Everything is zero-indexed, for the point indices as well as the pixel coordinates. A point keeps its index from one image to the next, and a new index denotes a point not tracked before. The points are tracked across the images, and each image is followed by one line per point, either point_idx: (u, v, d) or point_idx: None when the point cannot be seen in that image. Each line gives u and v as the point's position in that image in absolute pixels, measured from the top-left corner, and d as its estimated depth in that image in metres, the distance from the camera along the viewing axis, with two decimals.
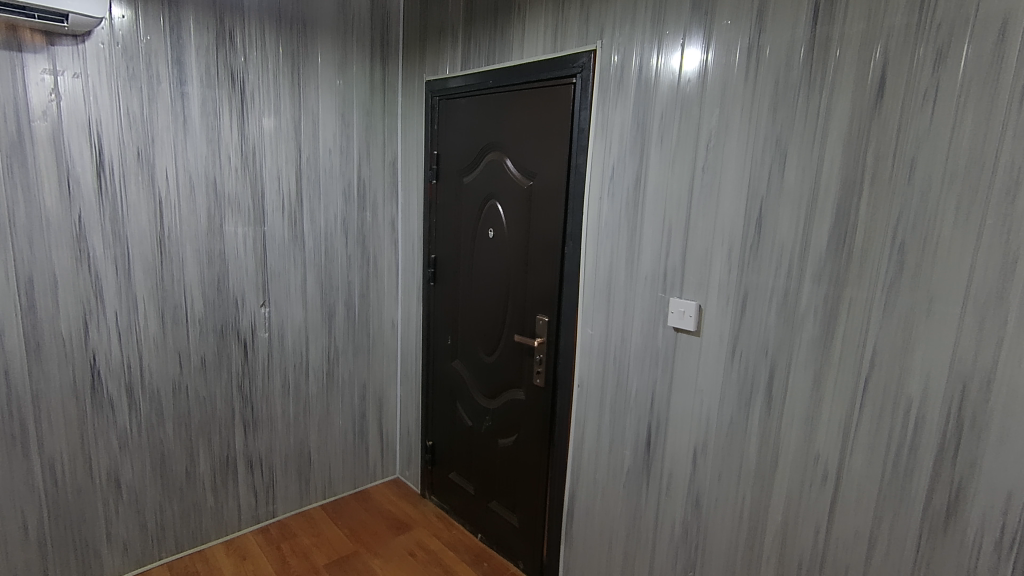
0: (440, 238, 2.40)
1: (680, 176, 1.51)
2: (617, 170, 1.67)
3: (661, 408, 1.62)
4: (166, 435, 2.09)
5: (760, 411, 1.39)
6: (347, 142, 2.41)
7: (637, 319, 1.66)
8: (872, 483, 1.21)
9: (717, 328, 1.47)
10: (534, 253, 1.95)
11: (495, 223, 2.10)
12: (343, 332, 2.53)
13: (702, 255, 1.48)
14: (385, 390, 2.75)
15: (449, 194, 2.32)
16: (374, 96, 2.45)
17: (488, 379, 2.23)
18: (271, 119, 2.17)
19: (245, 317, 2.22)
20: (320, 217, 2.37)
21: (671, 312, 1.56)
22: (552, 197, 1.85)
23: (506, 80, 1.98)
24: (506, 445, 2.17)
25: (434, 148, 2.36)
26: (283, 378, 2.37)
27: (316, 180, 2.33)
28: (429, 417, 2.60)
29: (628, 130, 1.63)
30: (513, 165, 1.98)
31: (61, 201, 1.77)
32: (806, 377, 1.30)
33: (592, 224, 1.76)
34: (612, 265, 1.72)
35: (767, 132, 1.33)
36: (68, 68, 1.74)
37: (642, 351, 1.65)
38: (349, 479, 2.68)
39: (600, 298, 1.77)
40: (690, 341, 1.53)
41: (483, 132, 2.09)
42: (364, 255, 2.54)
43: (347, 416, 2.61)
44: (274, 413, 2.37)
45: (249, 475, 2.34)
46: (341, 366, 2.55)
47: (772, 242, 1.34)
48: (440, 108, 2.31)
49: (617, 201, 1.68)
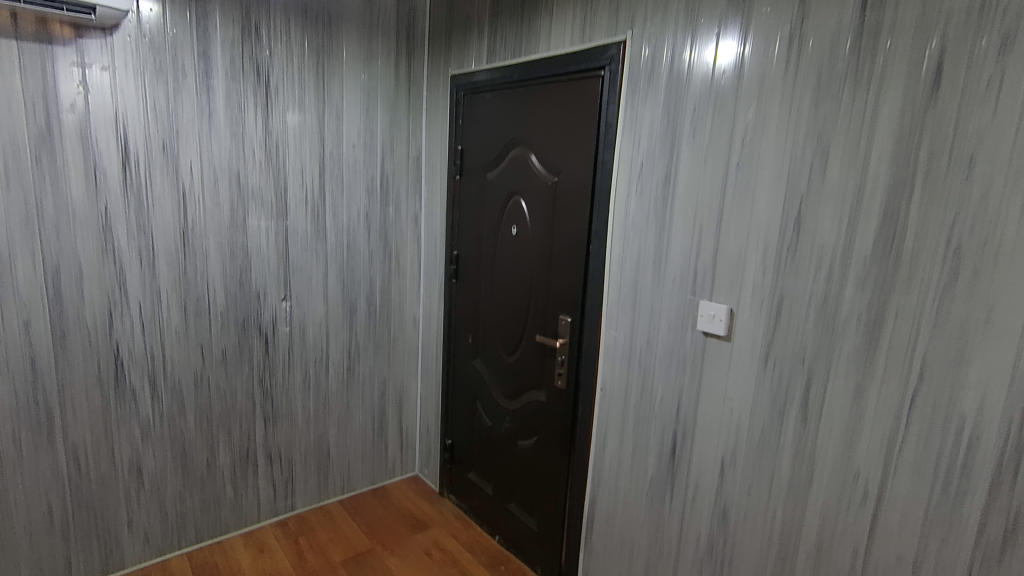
0: (463, 235, 2.36)
1: (713, 173, 1.44)
2: (646, 166, 1.60)
3: (688, 415, 1.54)
4: (188, 426, 2.10)
5: (795, 424, 1.31)
6: (372, 136, 2.38)
7: (664, 322, 1.59)
8: (917, 504, 1.12)
9: (749, 334, 1.39)
10: (556, 252, 1.89)
11: (518, 220, 2.05)
12: (364, 327, 2.51)
13: (735, 256, 1.40)
14: (406, 387, 2.72)
15: (472, 190, 2.27)
16: (399, 89, 2.42)
17: (509, 380, 2.18)
18: (296, 114, 2.16)
19: (266, 311, 2.21)
20: (343, 212, 2.35)
21: (701, 315, 1.48)
22: (577, 194, 1.79)
23: (533, 73, 1.92)
24: (526, 447, 2.12)
25: (458, 143, 2.32)
26: (303, 372, 2.36)
27: (339, 174, 2.31)
28: (448, 415, 2.56)
29: (658, 124, 1.56)
30: (538, 161, 1.93)
31: (87, 192, 1.79)
32: (846, 388, 1.22)
33: (618, 221, 1.69)
34: (639, 265, 1.65)
35: (808, 127, 1.24)
36: (96, 61, 1.75)
37: (668, 356, 1.58)
38: (367, 476, 2.66)
39: (626, 300, 1.70)
40: (720, 347, 1.45)
41: (508, 126, 2.05)
42: (386, 250, 2.51)
43: (367, 412, 2.59)
44: (294, 407, 2.36)
45: (268, 469, 2.34)
46: (362, 362, 2.53)
47: (811, 244, 1.26)
48: (465, 103, 2.26)
49: (645, 198, 1.61)
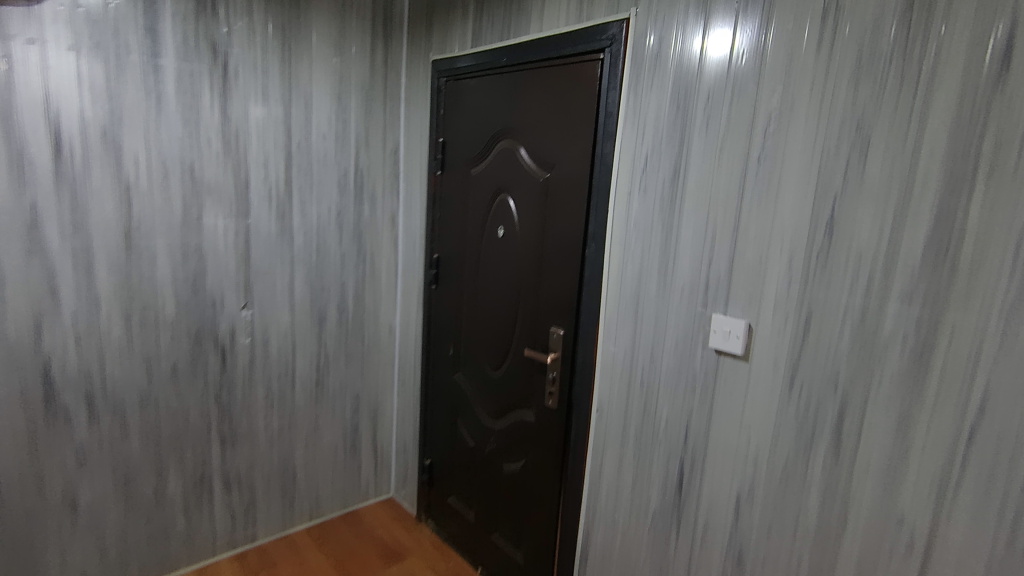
0: (444, 236, 2.16)
1: (729, 168, 1.26)
2: (651, 161, 1.42)
3: (697, 444, 1.36)
4: (132, 451, 1.87)
5: (826, 459, 1.13)
6: (344, 128, 2.16)
7: (669, 337, 1.41)
8: (975, 559, 0.96)
9: (770, 352, 1.21)
10: (548, 257, 1.70)
11: (505, 220, 1.86)
12: (335, 337, 2.29)
13: (754, 263, 1.23)
14: (381, 401, 2.50)
15: (455, 187, 2.08)
16: (376, 76, 2.21)
17: (494, 396, 1.98)
18: (258, 102, 1.94)
19: (223, 320, 1.99)
20: (312, 210, 2.13)
21: (713, 330, 1.30)
22: (572, 191, 1.61)
23: (523, 57, 1.73)
24: (513, 470, 1.93)
25: (439, 135, 2.12)
26: (266, 387, 2.14)
27: (308, 169, 2.09)
28: (426, 432, 2.36)
29: (665, 113, 1.38)
30: (528, 154, 1.74)
31: (10, 185, 1.55)
32: (887, 420, 1.04)
33: (618, 223, 1.51)
34: (641, 273, 1.47)
35: (845, 114, 1.08)
36: (21, 33, 1.52)
37: (674, 375, 1.40)
38: (338, 499, 2.44)
39: (627, 311, 1.51)
40: (736, 366, 1.27)
41: (495, 116, 1.86)
42: (360, 253, 2.29)
43: (337, 430, 2.38)
44: (255, 426, 2.14)
45: (225, 495, 2.11)
46: (332, 375, 2.31)
47: (847, 250, 1.08)
48: (448, 91, 2.07)
49: (650, 196, 1.43)
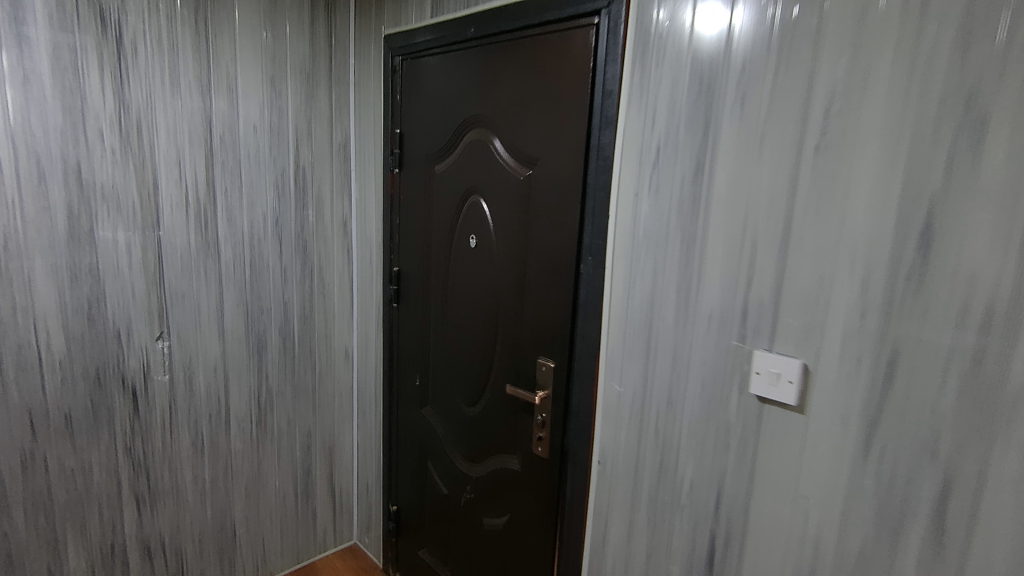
0: (404, 246, 1.81)
1: (774, 162, 0.96)
2: (665, 153, 1.11)
3: (734, 515, 1.06)
4: (14, 525, 1.49)
5: (921, 551, 0.84)
6: (281, 118, 1.79)
7: (693, 377, 1.11)
8: None
9: (836, 406, 0.92)
10: (532, 273, 1.38)
11: (477, 227, 1.53)
12: (279, 367, 1.93)
13: (811, 288, 0.93)
14: (338, 437, 2.15)
15: (416, 187, 1.73)
16: (317, 56, 1.84)
17: (470, 437, 1.66)
18: (166, 84, 1.55)
19: (131, 355, 1.61)
20: (243, 217, 1.76)
21: (755, 374, 1.00)
22: (561, 191, 1.29)
23: (496, 26, 1.40)
24: (494, 527, 1.61)
25: (395, 126, 1.77)
26: (193, 432, 1.76)
27: (236, 168, 1.72)
28: (391, 474, 2.02)
29: (684, 91, 1.07)
30: (504, 147, 1.42)
31: None
32: (1016, 508, 0.76)
33: (622, 232, 1.20)
34: (654, 295, 1.16)
35: (948, 88, 0.78)
36: None
37: (701, 426, 1.10)
38: (289, 553, 2.08)
39: (635, 343, 1.20)
40: (787, 420, 0.98)
41: (462, 100, 1.52)
42: (306, 266, 1.93)
43: (285, 475, 2.01)
44: (181, 480, 1.77)
45: (145, 565, 1.74)
46: (276, 412, 1.95)
47: (950, 275, 0.79)
48: (404, 72, 1.72)
49: (664, 199, 1.12)
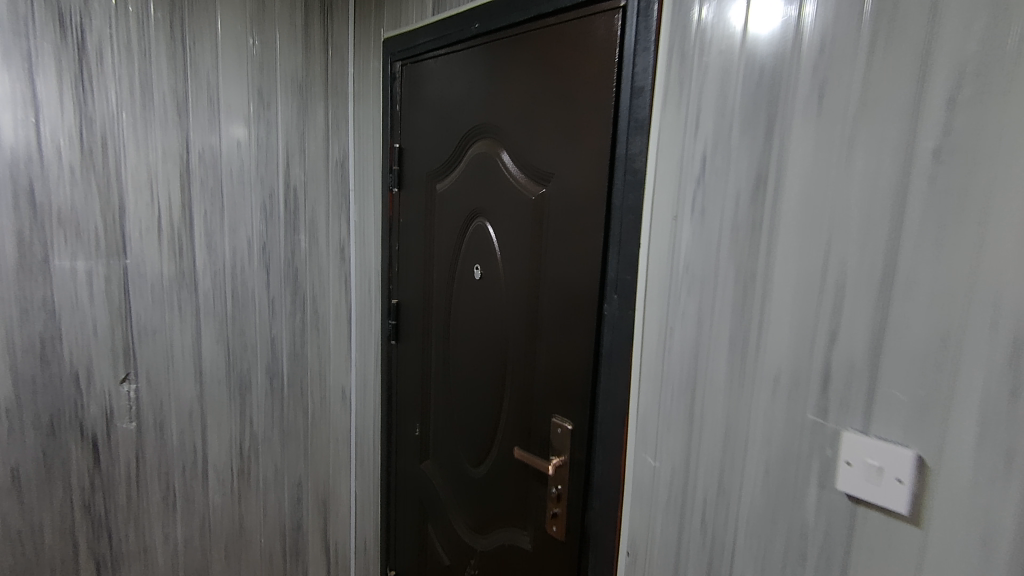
0: (404, 275, 1.59)
1: (869, 172, 0.70)
2: (712, 165, 0.86)
3: None
4: None
5: None
6: (270, 133, 1.60)
7: (753, 458, 0.83)
8: None
9: (971, 522, 0.64)
10: (545, 313, 1.14)
11: (483, 255, 1.29)
12: (265, 411, 1.72)
13: (929, 350, 0.66)
14: (333, 487, 1.92)
15: (416, 208, 1.51)
16: (312, 65, 1.66)
17: (474, 503, 1.40)
18: (136, 95, 1.38)
19: (91, 401, 1.41)
20: (225, 244, 1.57)
21: (846, 465, 0.72)
22: (579, 213, 1.05)
23: (504, 18, 1.18)
24: None
25: (395, 140, 1.56)
26: (164, 485, 1.56)
27: (217, 189, 1.53)
28: (390, 533, 1.77)
29: (738, 83, 0.82)
30: (513, 161, 1.19)
31: None
32: None
33: (657, 265, 0.95)
34: (699, 347, 0.90)
35: None
36: None
37: (764, 526, 0.82)
38: None
39: (674, 407, 0.94)
40: (892, 533, 0.70)
41: (466, 108, 1.30)
42: (298, 297, 1.73)
43: (272, 531, 1.79)
44: (150, 541, 1.56)
45: None
46: (262, 461, 1.73)
47: None
48: (404, 79, 1.52)
49: (712, 223, 0.87)
